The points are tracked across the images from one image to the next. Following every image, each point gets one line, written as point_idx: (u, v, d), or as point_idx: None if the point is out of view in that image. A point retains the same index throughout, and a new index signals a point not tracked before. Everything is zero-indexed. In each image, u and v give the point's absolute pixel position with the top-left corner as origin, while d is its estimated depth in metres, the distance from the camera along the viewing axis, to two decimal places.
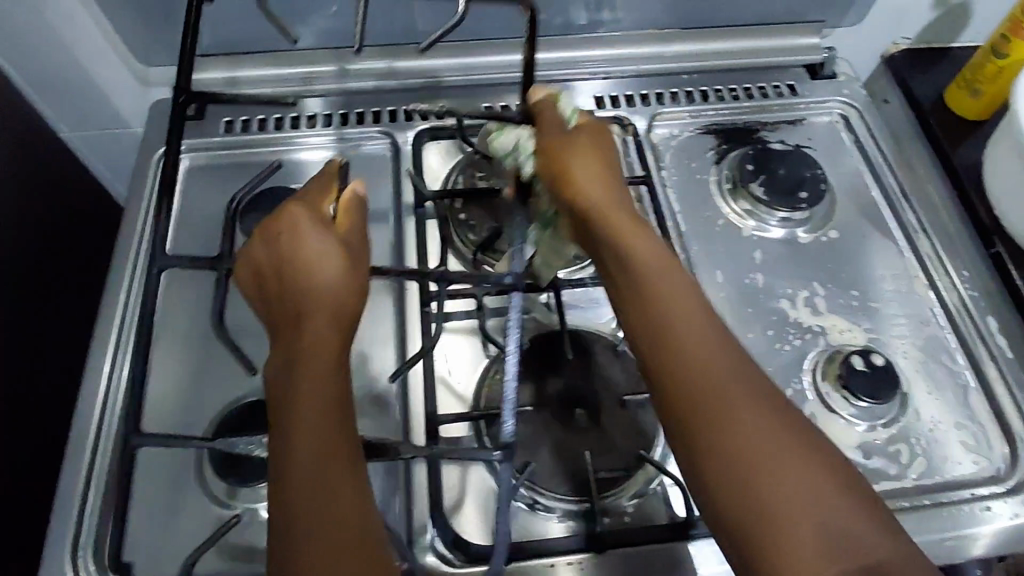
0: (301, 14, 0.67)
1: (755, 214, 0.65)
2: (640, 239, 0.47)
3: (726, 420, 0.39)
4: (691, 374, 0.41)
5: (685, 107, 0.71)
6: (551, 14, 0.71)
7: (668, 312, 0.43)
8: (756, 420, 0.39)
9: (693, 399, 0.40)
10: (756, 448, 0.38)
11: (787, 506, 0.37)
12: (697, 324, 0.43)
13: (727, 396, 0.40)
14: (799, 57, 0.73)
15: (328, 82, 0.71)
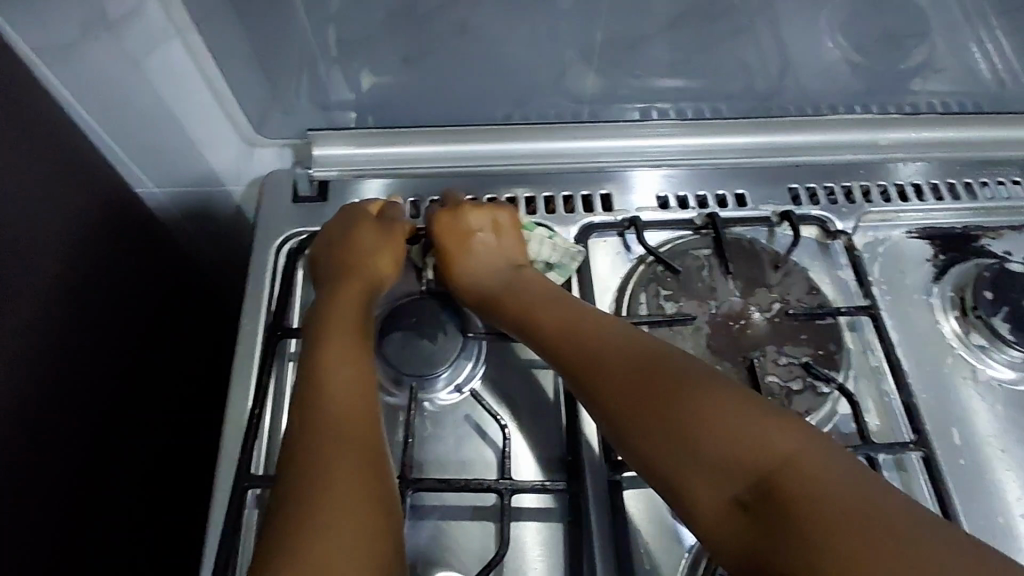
0: (457, 80, 0.56)
1: (976, 349, 0.54)
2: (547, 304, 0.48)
3: (656, 405, 0.37)
4: (619, 408, 0.39)
5: (895, 207, 0.60)
6: (743, 87, 0.59)
7: (590, 344, 0.43)
8: (706, 438, 0.34)
9: (634, 432, 0.37)
10: (703, 472, 0.34)
11: (759, 522, 0.31)
12: (615, 335, 0.43)
13: (684, 413, 0.36)
14: (1023, 150, 0.62)
15: (474, 158, 0.59)
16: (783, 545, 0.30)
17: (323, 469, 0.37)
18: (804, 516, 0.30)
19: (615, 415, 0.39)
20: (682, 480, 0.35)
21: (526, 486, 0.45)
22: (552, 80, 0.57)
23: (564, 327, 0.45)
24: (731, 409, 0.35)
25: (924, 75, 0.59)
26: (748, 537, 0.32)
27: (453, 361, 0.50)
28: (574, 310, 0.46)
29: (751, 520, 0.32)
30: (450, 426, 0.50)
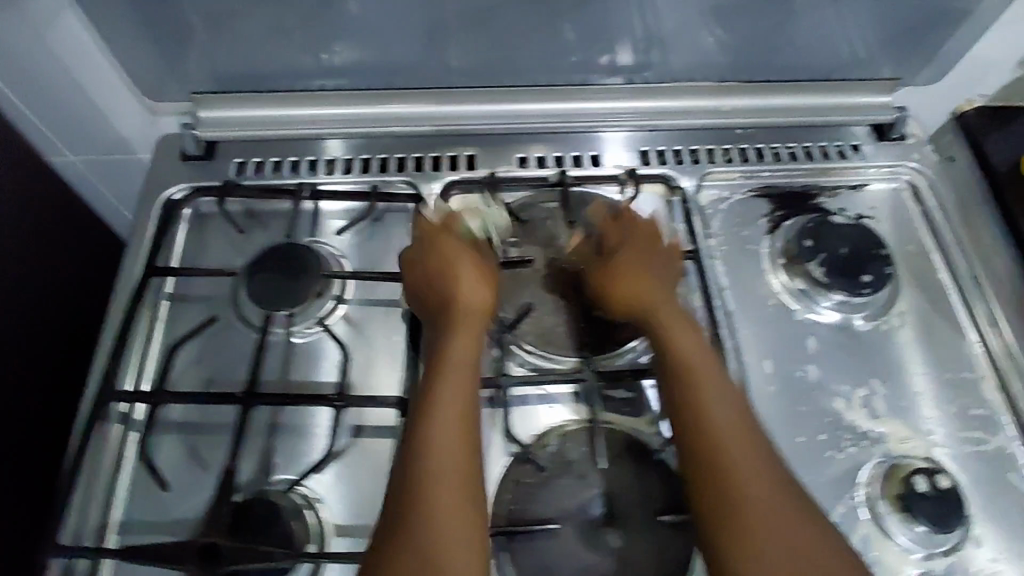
0: (328, 50, 0.61)
1: (803, 294, 0.59)
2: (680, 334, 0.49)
3: (737, 482, 0.42)
4: (685, 384, 0.46)
5: (738, 168, 0.65)
6: (599, 58, 0.65)
7: (653, 321, 0.50)
8: (739, 432, 0.44)
9: (708, 404, 0.45)
10: (719, 451, 0.43)
11: (746, 498, 0.41)
12: (731, 397, 0.46)
13: (764, 494, 0.42)
14: (868, 116, 0.66)
15: (351, 122, 0.65)
16: (749, 509, 0.41)
17: (430, 496, 0.41)
18: (775, 506, 0.41)
19: (685, 392, 0.46)
20: (701, 448, 0.44)
21: (357, 401, 0.49)
22: (418, 50, 0.62)
23: (683, 370, 0.47)
24: (793, 504, 0.42)
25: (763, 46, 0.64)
26: (738, 498, 0.41)
27: (320, 298, 0.56)
28: (641, 282, 0.51)
29: (738, 486, 0.42)
30: (307, 356, 0.55)
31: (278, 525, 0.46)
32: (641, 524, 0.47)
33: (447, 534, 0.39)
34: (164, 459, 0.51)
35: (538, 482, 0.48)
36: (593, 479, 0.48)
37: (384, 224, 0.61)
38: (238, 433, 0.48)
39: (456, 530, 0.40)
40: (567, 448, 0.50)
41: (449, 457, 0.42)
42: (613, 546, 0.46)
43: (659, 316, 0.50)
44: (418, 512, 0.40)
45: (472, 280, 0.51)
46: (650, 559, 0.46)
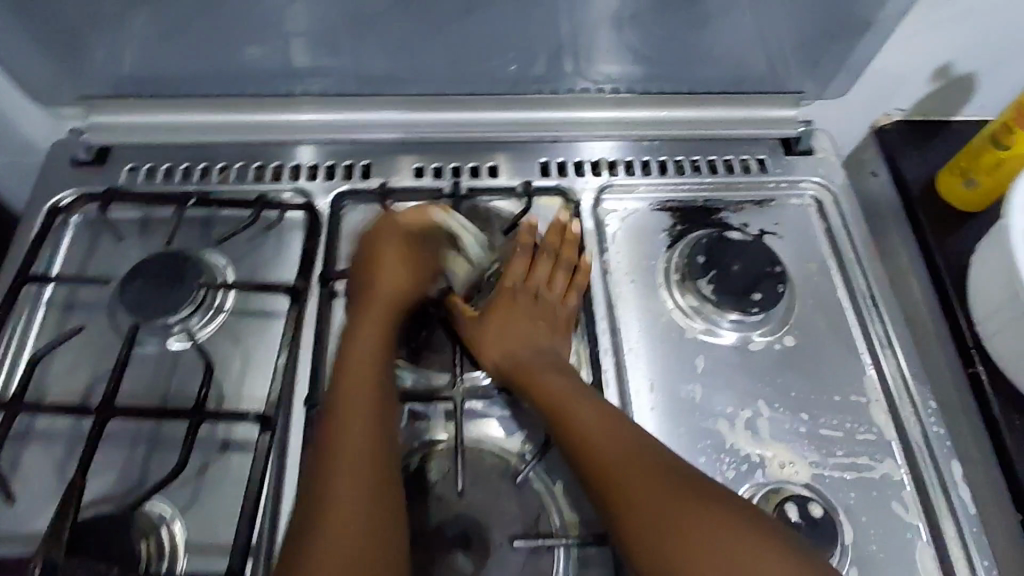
0: (211, 57, 0.60)
1: (706, 316, 0.58)
2: (544, 369, 0.50)
3: (627, 505, 0.43)
4: (570, 435, 0.47)
5: (642, 180, 0.64)
6: (500, 69, 0.63)
7: (518, 359, 0.51)
8: (642, 466, 0.44)
9: (596, 445, 0.46)
10: (633, 493, 0.43)
11: (672, 530, 0.41)
12: (601, 424, 0.47)
13: (646, 509, 0.42)
14: (773, 130, 0.66)
15: (249, 131, 0.65)
16: (685, 539, 0.40)
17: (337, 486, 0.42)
18: (703, 525, 0.40)
19: (571, 436, 0.47)
20: (611, 489, 0.44)
21: (214, 414, 0.48)
22: (305, 57, 0.61)
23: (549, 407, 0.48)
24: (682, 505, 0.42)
25: (662, 58, 0.62)
26: (660, 536, 0.41)
27: (198, 306, 0.55)
28: (509, 320, 0.53)
29: (645, 519, 0.42)
30: (178, 367, 0.54)
31: (125, 541, 0.45)
32: (496, 547, 0.46)
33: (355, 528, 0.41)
34: (24, 470, 0.51)
35: None
36: (452, 501, 0.47)
37: (274, 233, 0.60)
38: (91, 445, 0.47)
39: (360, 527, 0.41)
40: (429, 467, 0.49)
41: (365, 453, 0.44)
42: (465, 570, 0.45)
43: (532, 356, 0.52)
44: (315, 495, 0.42)
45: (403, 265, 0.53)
46: None
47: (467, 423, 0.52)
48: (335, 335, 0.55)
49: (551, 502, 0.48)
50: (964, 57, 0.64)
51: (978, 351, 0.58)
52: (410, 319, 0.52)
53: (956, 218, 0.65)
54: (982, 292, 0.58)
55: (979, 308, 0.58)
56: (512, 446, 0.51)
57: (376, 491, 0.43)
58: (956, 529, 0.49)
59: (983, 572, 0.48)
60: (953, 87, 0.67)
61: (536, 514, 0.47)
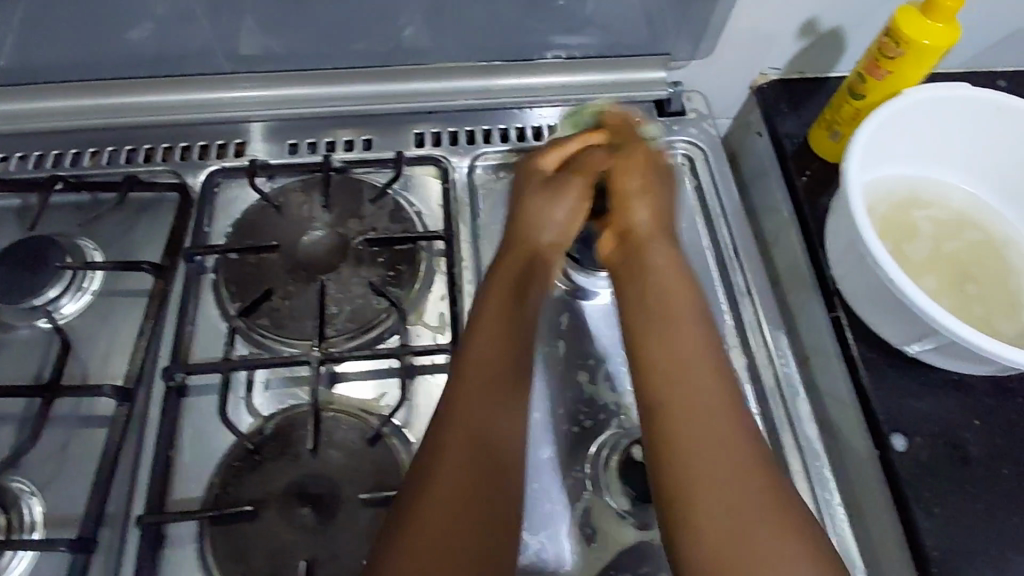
0: (74, 41, 0.60)
1: (576, 276, 0.59)
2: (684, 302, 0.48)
3: (677, 448, 0.42)
4: (672, 358, 0.45)
5: (515, 147, 0.65)
6: (369, 44, 0.64)
7: (637, 335, 0.47)
8: (760, 483, 0.41)
9: (681, 370, 0.44)
10: (715, 421, 0.42)
11: (723, 550, 0.39)
12: (699, 355, 0.45)
13: (706, 447, 0.41)
14: (645, 92, 0.67)
15: (125, 113, 0.65)
16: (766, 561, 0.38)
17: (448, 462, 0.42)
18: (728, 479, 0.40)
19: (649, 362, 0.46)
20: (666, 423, 0.43)
21: (70, 389, 0.49)
22: (171, 38, 0.61)
23: (657, 324, 0.47)
24: (745, 453, 0.41)
25: (527, 25, 0.63)
26: (719, 547, 0.39)
27: (64, 286, 0.55)
28: (647, 299, 0.48)
29: (711, 456, 0.41)
30: (47, 348, 0.55)
31: None
32: (345, 502, 0.47)
33: (445, 522, 0.40)
34: None
35: (247, 466, 0.48)
36: (304, 460, 0.48)
37: (147, 213, 0.61)
38: None
39: (474, 525, 0.40)
40: (284, 429, 0.49)
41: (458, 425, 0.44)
42: (309, 524, 0.46)
43: (642, 334, 0.47)
44: (446, 452, 0.42)
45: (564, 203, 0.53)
46: (350, 539, 0.46)
47: (331, 387, 0.53)
48: (203, 308, 0.56)
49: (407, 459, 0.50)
50: (827, 12, 0.65)
51: (838, 295, 0.60)
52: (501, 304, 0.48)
53: (825, 169, 0.67)
54: (835, 237, 0.59)
55: (834, 253, 0.60)
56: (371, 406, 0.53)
57: (472, 483, 0.41)
58: (804, 463, 0.51)
59: (830, 505, 0.50)
60: (820, 43, 0.69)
61: (388, 470, 0.48)
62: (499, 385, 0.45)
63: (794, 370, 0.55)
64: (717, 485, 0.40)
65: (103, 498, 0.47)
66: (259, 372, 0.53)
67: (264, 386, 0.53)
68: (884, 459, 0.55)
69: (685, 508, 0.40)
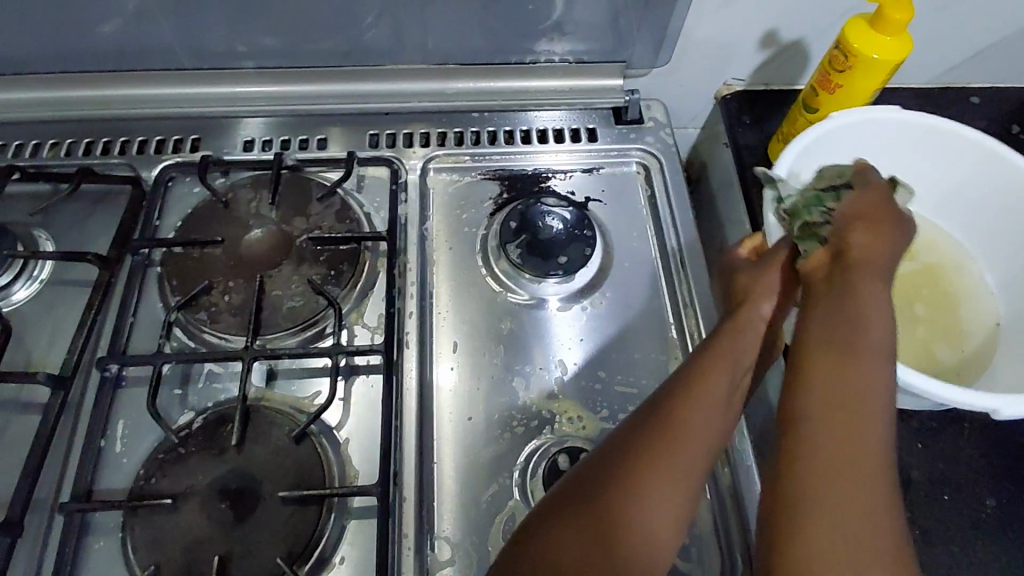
0: (36, 37, 0.61)
1: (521, 282, 0.58)
2: (874, 314, 0.39)
3: (853, 468, 0.34)
4: (831, 378, 0.37)
5: (469, 150, 0.65)
6: (327, 44, 0.64)
7: (805, 375, 0.38)
8: (891, 496, 0.34)
9: (839, 391, 0.37)
10: (864, 452, 0.35)
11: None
12: (872, 379, 0.37)
13: (867, 471, 0.34)
14: (603, 99, 0.67)
15: (85, 107, 0.66)
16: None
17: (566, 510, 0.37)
18: (841, 503, 0.33)
19: (810, 400, 0.37)
20: (820, 448, 0.35)
21: (5, 376, 0.50)
22: (126, 36, 0.62)
23: (826, 352, 0.38)
24: (875, 477, 0.34)
25: (482, 28, 0.63)
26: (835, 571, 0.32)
27: (14, 275, 0.56)
28: (838, 335, 0.38)
29: (829, 481, 0.34)
30: None
31: None
32: (265, 498, 0.47)
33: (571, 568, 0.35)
34: None
35: (173, 459, 0.48)
36: (229, 456, 0.49)
37: (103, 205, 0.62)
38: None
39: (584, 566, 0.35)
40: (211, 423, 0.50)
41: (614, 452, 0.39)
42: (228, 518, 0.46)
43: (822, 336, 0.39)
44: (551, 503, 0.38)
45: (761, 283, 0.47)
46: (267, 536, 0.46)
47: (264, 385, 0.54)
48: (148, 301, 0.56)
49: (333, 458, 0.50)
50: (788, 22, 0.64)
51: None
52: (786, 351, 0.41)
53: None
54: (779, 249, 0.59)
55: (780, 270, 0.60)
56: (302, 405, 0.53)
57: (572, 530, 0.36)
58: (737, 478, 0.50)
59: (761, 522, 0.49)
60: (784, 54, 0.68)
61: (309, 469, 0.48)
62: (796, 417, 0.37)
63: None
64: (842, 513, 0.33)
65: (30, 484, 0.48)
66: (194, 367, 0.54)
67: (197, 381, 0.53)
68: None
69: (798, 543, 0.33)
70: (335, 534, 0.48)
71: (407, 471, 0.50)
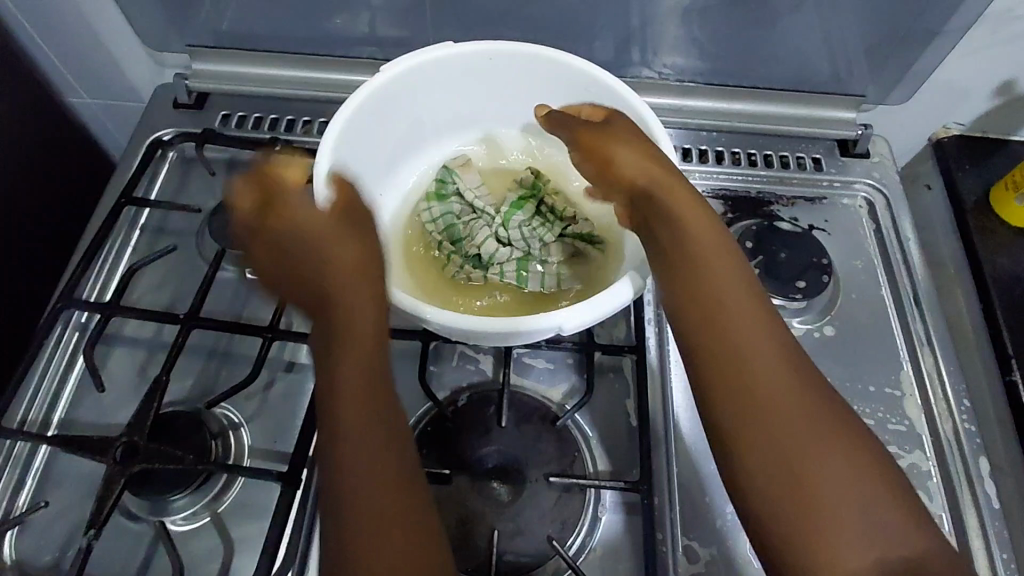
0: (313, 19, 0.65)
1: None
2: (721, 262, 0.44)
3: (764, 408, 0.39)
4: (719, 328, 0.42)
5: (698, 167, 0.67)
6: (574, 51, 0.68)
7: (692, 322, 0.43)
8: (812, 420, 0.39)
9: (742, 345, 0.41)
10: (778, 401, 0.39)
11: (801, 514, 0.37)
12: (749, 327, 0.41)
13: (771, 409, 0.39)
14: (831, 130, 0.68)
15: (336, 89, 0.69)
16: (809, 499, 0.37)
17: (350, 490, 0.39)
18: (786, 440, 0.39)
19: (714, 352, 0.41)
20: (743, 391, 0.40)
21: (286, 336, 0.53)
22: (390, 29, 0.66)
23: (699, 301, 0.43)
24: (803, 410, 0.39)
25: (728, 51, 0.65)
26: (788, 504, 0.38)
27: None
28: (694, 275, 0.43)
29: (768, 426, 0.39)
30: (255, 295, 0.59)
31: (197, 438, 0.50)
32: (532, 482, 0.49)
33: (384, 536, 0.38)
34: (112, 367, 0.57)
35: (441, 433, 0.50)
36: (494, 436, 0.50)
37: None
38: (176, 349, 0.52)
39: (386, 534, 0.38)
40: (475, 403, 0.52)
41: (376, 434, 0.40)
42: (498, 496, 0.48)
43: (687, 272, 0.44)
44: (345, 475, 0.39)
45: (630, 165, 0.48)
46: (536, 517, 0.48)
47: (513, 371, 0.55)
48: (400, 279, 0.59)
49: (585, 447, 0.52)
50: None
51: (1017, 359, 0.60)
52: (699, 279, 0.43)
53: (1007, 232, 0.66)
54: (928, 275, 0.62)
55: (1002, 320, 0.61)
56: (552, 395, 0.54)
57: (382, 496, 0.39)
58: (980, 521, 0.51)
59: (1000, 563, 0.50)
60: (1015, 104, 0.69)
61: (572, 458, 0.50)
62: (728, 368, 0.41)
63: (972, 426, 0.55)
64: (782, 444, 0.39)
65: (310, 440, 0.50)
66: (449, 346, 0.56)
67: (453, 361, 0.55)
68: None
69: (766, 484, 0.38)
70: (592, 526, 0.49)
71: (661, 473, 0.51)
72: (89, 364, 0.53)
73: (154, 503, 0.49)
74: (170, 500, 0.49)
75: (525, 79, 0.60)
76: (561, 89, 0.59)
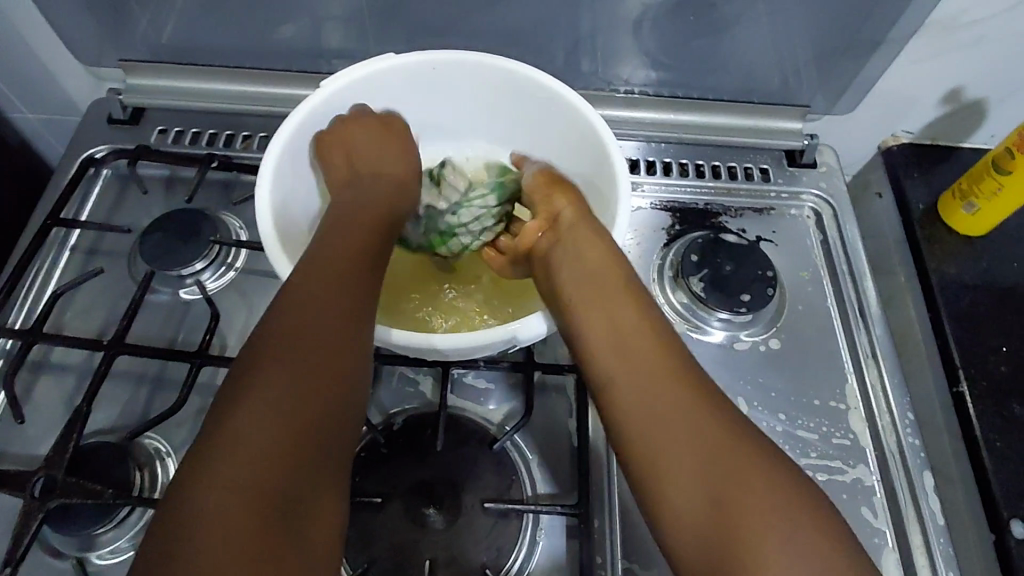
0: (251, 32, 0.64)
1: (695, 313, 0.59)
2: (615, 284, 0.45)
3: (664, 414, 0.38)
4: (616, 342, 0.42)
5: (646, 179, 0.66)
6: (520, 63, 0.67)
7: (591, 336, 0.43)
8: (717, 427, 0.37)
9: (637, 356, 0.40)
10: (678, 407, 0.38)
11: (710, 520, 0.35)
12: (645, 340, 0.41)
13: (674, 417, 0.38)
14: (778, 141, 0.68)
15: (278, 102, 0.68)
16: (723, 507, 0.35)
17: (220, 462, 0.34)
18: (688, 447, 0.36)
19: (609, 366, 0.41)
20: (640, 404, 0.39)
21: (216, 360, 0.51)
22: (333, 41, 0.65)
23: (597, 318, 0.43)
24: (705, 419, 0.37)
25: (674, 62, 0.65)
26: (697, 515, 0.35)
27: (210, 261, 0.58)
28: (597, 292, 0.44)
29: (671, 433, 0.37)
30: (189, 318, 0.58)
31: (118, 470, 0.48)
32: (467, 506, 0.48)
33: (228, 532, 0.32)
34: (38, 395, 0.55)
35: (375, 459, 0.49)
36: (429, 461, 0.49)
37: None
38: (99, 377, 0.50)
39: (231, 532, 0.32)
40: (412, 427, 0.51)
41: (282, 415, 0.36)
42: (431, 523, 0.47)
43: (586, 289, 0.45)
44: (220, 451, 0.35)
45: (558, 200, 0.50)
46: (472, 543, 0.47)
47: (453, 392, 0.54)
48: None
49: (523, 471, 0.50)
50: (976, 82, 0.65)
51: (964, 370, 0.60)
52: (597, 296, 0.44)
53: (955, 240, 0.66)
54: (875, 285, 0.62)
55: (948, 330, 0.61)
56: (492, 416, 0.53)
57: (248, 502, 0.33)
58: (923, 537, 0.51)
59: None
60: (961, 113, 0.69)
61: (510, 481, 0.49)
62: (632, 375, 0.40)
63: (917, 439, 0.54)
64: (684, 449, 0.36)
65: None
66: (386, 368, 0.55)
67: (391, 383, 0.54)
68: (1000, 544, 0.53)
69: (677, 496, 0.36)
70: (530, 550, 0.48)
71: (603, 495, 0.50)
72: (10, 393, 0.51)
73: (74, 538, 0.47)
74: (91, 535, 0.47)
75: (473, 87, 0.58)
76: (512, 97, 0.58)
